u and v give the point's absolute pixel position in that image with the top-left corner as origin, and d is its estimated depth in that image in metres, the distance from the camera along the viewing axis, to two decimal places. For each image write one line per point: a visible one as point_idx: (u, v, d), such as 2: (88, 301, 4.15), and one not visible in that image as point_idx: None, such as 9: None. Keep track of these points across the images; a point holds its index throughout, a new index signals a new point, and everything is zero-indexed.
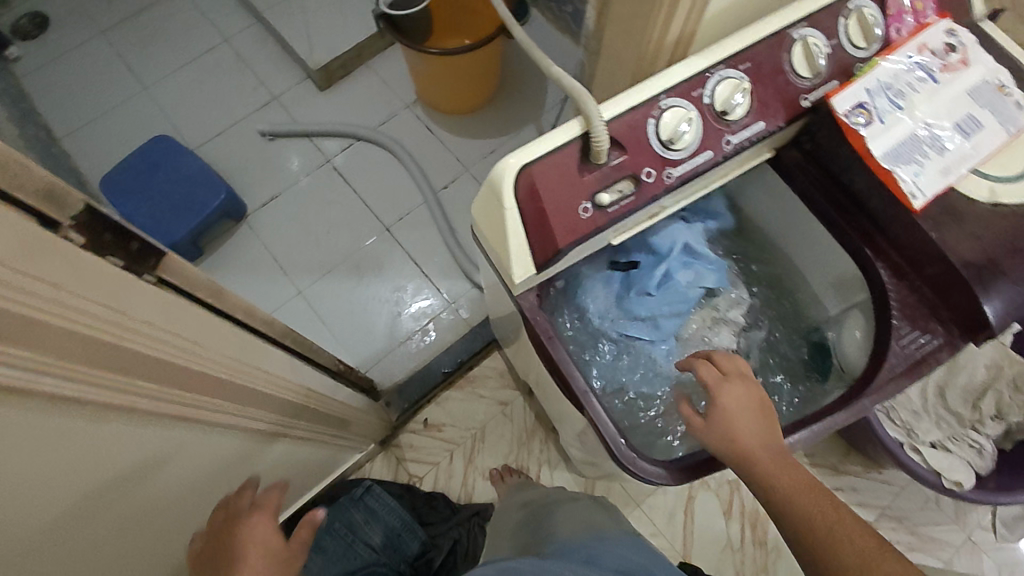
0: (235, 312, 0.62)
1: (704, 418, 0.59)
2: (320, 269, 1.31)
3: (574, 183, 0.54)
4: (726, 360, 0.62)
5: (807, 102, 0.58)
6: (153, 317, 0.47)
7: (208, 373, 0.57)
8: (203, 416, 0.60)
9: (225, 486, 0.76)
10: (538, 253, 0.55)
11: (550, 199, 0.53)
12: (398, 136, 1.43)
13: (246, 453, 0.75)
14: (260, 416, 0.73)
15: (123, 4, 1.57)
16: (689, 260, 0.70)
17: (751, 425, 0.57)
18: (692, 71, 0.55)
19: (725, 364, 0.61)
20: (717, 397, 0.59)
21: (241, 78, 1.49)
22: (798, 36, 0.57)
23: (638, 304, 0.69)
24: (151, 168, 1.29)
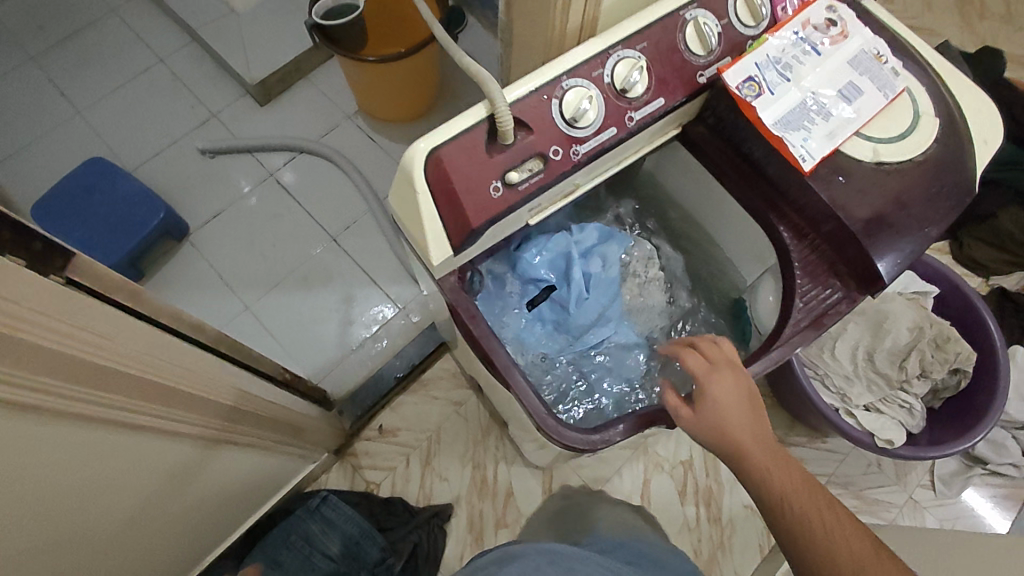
0: (162, 317, 0.63)
1: (693, 410, 0.62)
2: (265, 283, 1.30)
3: (486, 165, 0.55)
4: (711, 348, 0.65)
5: (703, 78, 0.61)
6: (56, 312, 0.47)
7: (132, 374, 0.57)
8: (126, 420, 0.60)
9: (164, 498, 0.75)
10: (455, 234, 0.56)
11: (462, 182, 0.55)
12: (340, 147, 1.44)
13: (188, 461, 0.74)
14: (199, 421, 0.72)
15: (52, 29, 1.54)
16: (587, 250, 0.74)
17: (740, 414, 0.60)
18: (592, 52, 0.58)
19: (711, 353, 0.64)
20: (705, 389, 0.61)
21: (178, 97, 1.48)
22: (690, 17, 0.60)
23: (577, 314, 0.73)
24: (86, 191, 1.27)
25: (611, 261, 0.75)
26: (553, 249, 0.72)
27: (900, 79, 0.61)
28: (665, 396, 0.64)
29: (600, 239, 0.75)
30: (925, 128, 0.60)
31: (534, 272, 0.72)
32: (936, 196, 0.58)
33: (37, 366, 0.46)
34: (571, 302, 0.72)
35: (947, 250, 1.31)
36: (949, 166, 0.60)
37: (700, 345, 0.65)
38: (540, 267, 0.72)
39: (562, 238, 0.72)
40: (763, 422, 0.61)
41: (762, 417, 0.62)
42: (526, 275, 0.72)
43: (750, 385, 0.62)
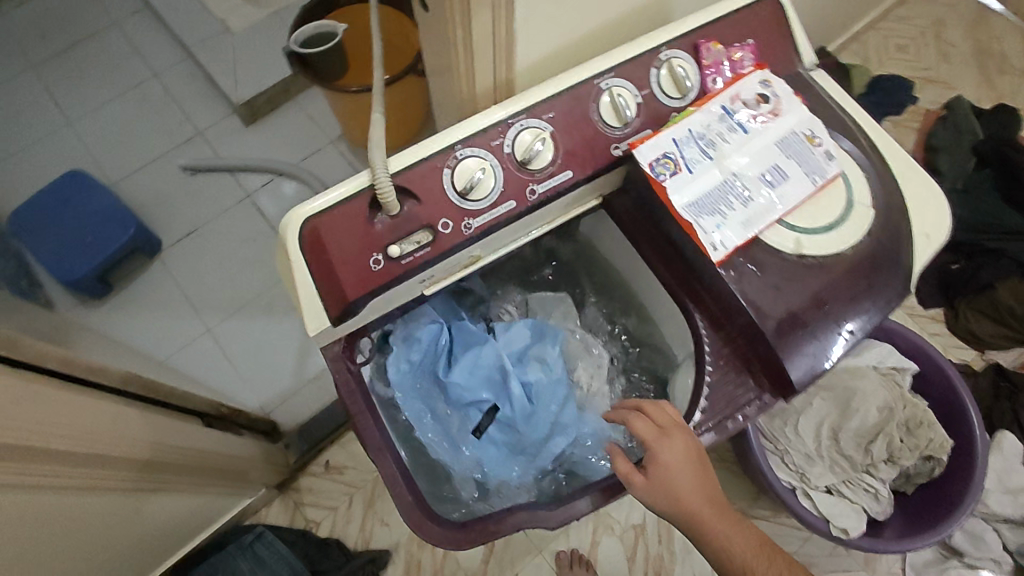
0: (46, 361, 0.64)
1: (646, 477, 0.54)
2: (228, 306, 1.29)
3: (369, 239, 0.52)
4: (657, 410, 0.56)
5: (618, 151, 0.57)
6: None
7: (13, 440, 0.55)
8: (13, 480, 0.57)
9: (92, 552, 0.72)
10: (331, 305, 0.52)
11: (346, 250, 0.52)
12: (319, 172, 1.43)
13: (97, 513, 0.71)
14: (118, 473, 0.72)
15: (55, 39, 1.57)
16: (520, 354, 0.63)
17: (696, 479, 0.53)
18: (492, 121, 0.54)
19: (659, 417, 0.55)
20: (658, 456, 0.53)
21: (167, 113, 1.49)
22: (605, 86, 0.56)
23: (527, 430, 0.61)
24: (61, 204, 1.28)
25: (551, 362, 0.64)
26: (481, 361, 0.61)
27: (833, 164, 0.55)
28: (613, 462, 0.55)
29: (531, 340, 0.65)
30: (858, 219, 0.54)
31: (468, 394, 0.60)
32: (862, 297, 0.53)
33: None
34: (519, 419, 0.60)
35: (941, 318, 1.22)
36: (881, 265, 0.54)
37: (644, 408, 0.57)
38: (472, 387, 0.60)
39: (486, 341, 0.62)
40: (711, 477, 0.55)
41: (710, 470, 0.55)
42: (460, 400, 0.60)
43: (698, 442, 0.55)
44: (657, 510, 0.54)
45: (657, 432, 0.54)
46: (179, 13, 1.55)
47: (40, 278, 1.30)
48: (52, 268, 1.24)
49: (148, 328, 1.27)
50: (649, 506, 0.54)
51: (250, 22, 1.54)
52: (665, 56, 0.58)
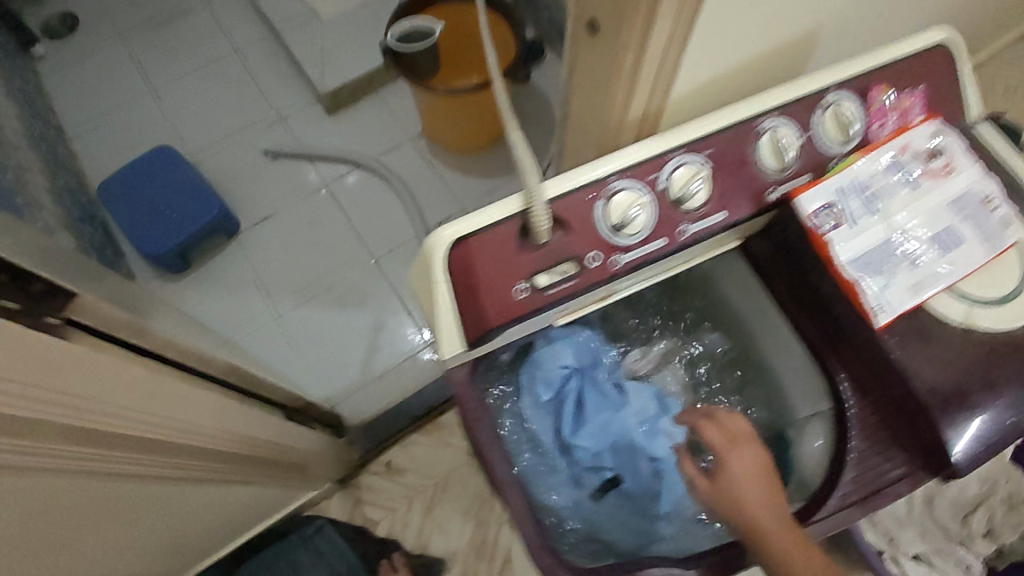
0: (168, 353, 0.62)
1: (712, 481, 0.54)
2: (301, 295, 1.30)
3: (514, 267, 0.50)
4: (729, 420, 0.56)
5: (773, 196, 0.54)
6: (58, 376, 0.44)
7: (130, 435, 0.55)
8: (121, 470, 0.56)
9: (159, 526, 0.72)
10: (470, 334, 0.51)
11: (490, 276, 0.50)
12: (399, 168, 1.42)
13: (177, 497, 0.70)
14: (208, 465, 0.72)
15: (144, 7, 1.56)
16: (650, 422, 0.61)
17: (760, 489, 0.52)
18: (650, 153, 0.52)
19: (731, 427, 0.55)
20: (727, 463, 0.53)
21: (251, 95, 1.49)
22: (768, 126, 0.54)
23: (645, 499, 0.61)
24: (148, 178, 1.29)
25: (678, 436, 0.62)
26: (610, 427, 0.61)
27: (1010, 230, 0.52)
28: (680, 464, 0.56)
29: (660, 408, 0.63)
30: None
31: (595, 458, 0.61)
32: None
33: (39, 434, 0.44)
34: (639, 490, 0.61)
35: None
36: None
37: (716, 413, 0.57)
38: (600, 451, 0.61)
39: (618, 406, 0.61)
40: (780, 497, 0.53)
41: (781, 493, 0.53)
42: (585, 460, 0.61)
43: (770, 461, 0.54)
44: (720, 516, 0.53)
45: (727, 439, 0.55)
46: None
47: (122, 248, 1.31)
48: (136, 240, 1.26)
49: (220, 309, 1.29)
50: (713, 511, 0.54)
51: (339, 7, 1.51)
52: (831, 98, 0.55)
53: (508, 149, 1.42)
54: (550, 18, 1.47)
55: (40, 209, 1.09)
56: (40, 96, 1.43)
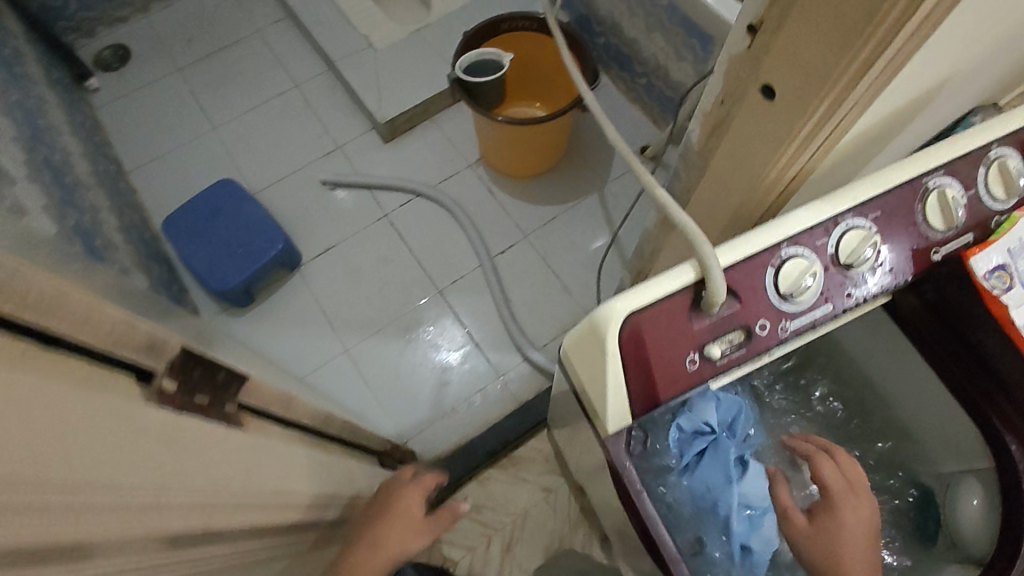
0: (295, 417, 0.62)
1: (809, 521, 0.54)
2: (368, 328, 1.29)
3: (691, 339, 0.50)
4: (850, 466, 0.57)
5: (937, 255, 0.54)
6: (229, 465, 0.45)
7: (280, 516, 0.54)
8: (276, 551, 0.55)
9: None
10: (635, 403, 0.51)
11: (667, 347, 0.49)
12: (457, 196, 1.40)
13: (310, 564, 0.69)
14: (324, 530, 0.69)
15: (199, 43, 1.60)
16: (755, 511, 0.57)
17: (860, 533, 0.52)
18: (820, 218, 0.51)
19: (851, 473, 0.56)
20: (837, 505, 0.54)
21: (307, 124, 1.50)
22: (934, 185, 0.52)
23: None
24: (213, 213, 1.29)
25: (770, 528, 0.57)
26: (714, 497, 0.54)
27: None
28: (777, 494, 0.57)
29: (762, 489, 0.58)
30: None
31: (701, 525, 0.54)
32: None
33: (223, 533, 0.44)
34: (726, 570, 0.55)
35: None
36: None
37: (836, 455, 0.58)
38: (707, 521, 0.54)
39: (731, 482, 0.54)
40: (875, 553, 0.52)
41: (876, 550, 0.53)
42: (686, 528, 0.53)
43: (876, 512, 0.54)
44: (801, 555, 0.53)
45: (845, 482, 0.55)
46: (323, 26, 1.56)
47: (185, 284, 1.30)
48: (200, 276, 1.25)
49: (285, 345, 1.27)
50: (794, 548, 0.54)
51: (392, 39, 1.54)
52: (995, 153, 0.54)
53: (567, 176, 1.42)
54: (606, 45, 1.48)
55: (116, 248, 1.08)
56: (99, 131, 1.43)
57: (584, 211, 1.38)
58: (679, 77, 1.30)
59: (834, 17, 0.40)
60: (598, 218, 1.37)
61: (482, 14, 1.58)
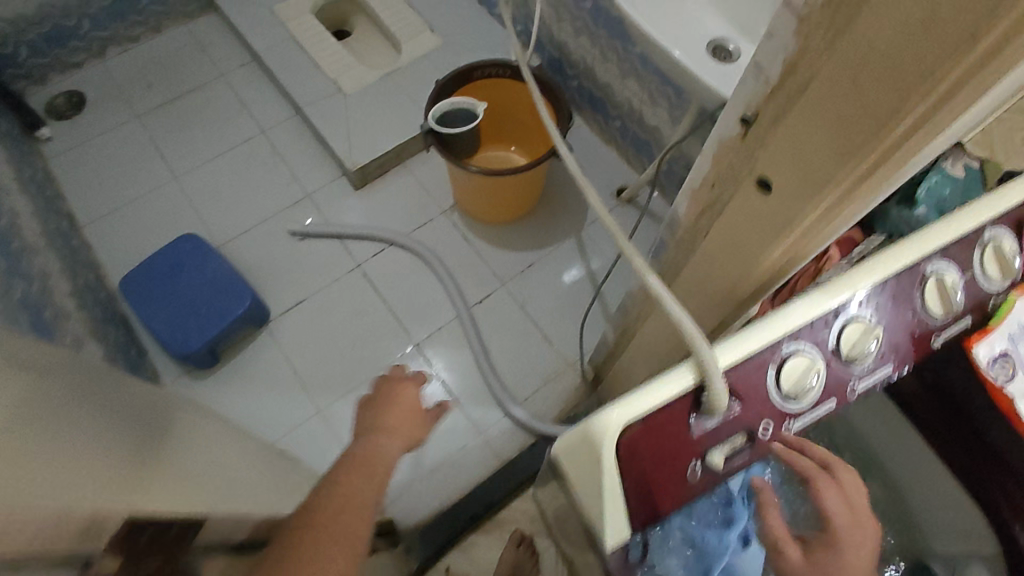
0: (234, 534, 0.56)
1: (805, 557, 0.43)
2: (343, 388, 1.24)
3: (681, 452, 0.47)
4: (852, 487, 0.45)
5: (937, 342, 0.52)
6: None
7: None
8: None
9: None
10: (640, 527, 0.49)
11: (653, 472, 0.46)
12: (431, 246, 1.37)
13: None
14: None
15: (160, 89, 1.55)
16: None
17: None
18: (820, 311, 0.48)
19: (858, 500, 0.45)
20: (841, 545, 0.43)
21: (274, 173, 1.46)
22: (932, 270, 0.50)
23: None
24: (174, 271, 1.23)
25: None
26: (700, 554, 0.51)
27: None
28: (767, 521, 0.44)
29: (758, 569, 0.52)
30: None
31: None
32: None
33: None
34: None
35: None
36: None
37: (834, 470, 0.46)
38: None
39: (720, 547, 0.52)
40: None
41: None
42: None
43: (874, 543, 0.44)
44: None
45: (850, 513, 0.44)
46: (290, 71, 1.53)
47: (145, 345, 1.24)
48: (163, 339, 1.19)
49: (255, 409, 1.21)
50: None
51: (362, 84, 1.52)
52: (987, 235, 0.52)
53: (543, 221, 1.40)
54: (579, 88, 1.48)
55: (67, 315, 1.01)
56: (50, 184, 1.37)
57: (561, 257, 1.37)
58: (654, 121, 1.30)
59: (838, 123, 0.37)
60: (576, 264, 1.36)
61: (453, 57, 1.57)
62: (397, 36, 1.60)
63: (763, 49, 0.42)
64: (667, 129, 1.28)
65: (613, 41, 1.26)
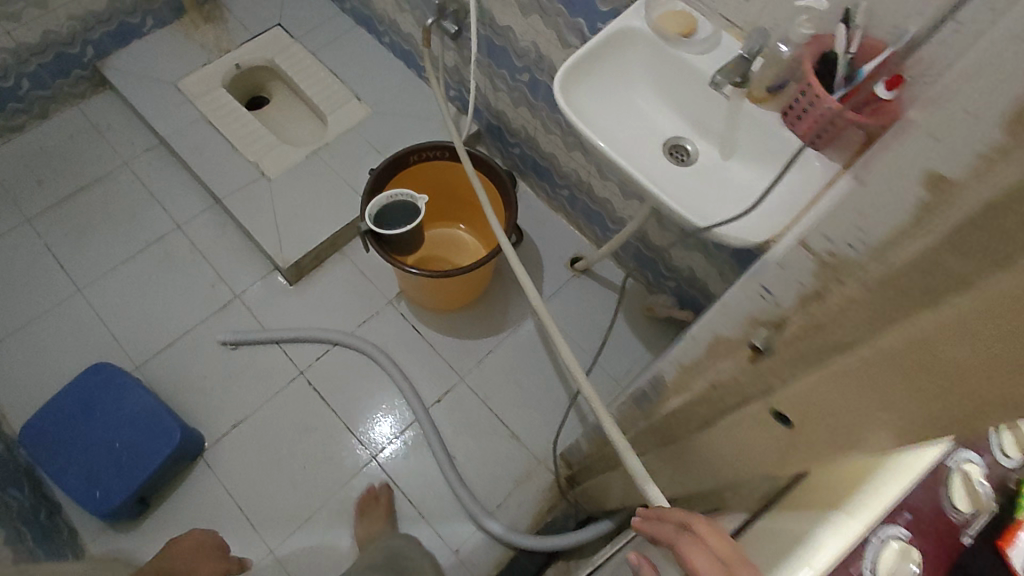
0: None
1: None
2: (297, 518, 1.14)
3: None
4: (716, 540, 0.45)
5: (969, 538, 0.46)
6: None
7: None
8: None
9: None
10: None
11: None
12: (380, 342, 1.30)
13: None
14: None
15: (53, 185, 1.39)
16: None
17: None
18: (850, 538, 0.43)
19: (722, 550, 0.44)
20: None
21: (197, 273, 1.34)
22: (955, 465, 0.46)
23: None
24: (86, 410, 1.11)
25: None
26: None
27: None
28: None
29: None
30: None
31: None
32: None
33: None
34: None
35: None
36: None
37: (697, 528, 0.47)
38: None
39: None
40: None
41: None
42: None
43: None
44: None
45: (717, 567, 0.43)
46: (205, 157, 1.41)
47: (59, 499, 1.11)
48: (82, 497, 1.06)
49: None
50: None
51: (286, 165, 1.41)
52: None
53: (497, 302, 1.35)
54: (521, 155, 1.42)
55: None
56: None
57: (518, 340, 1.32)
58: (604, 194, 1.27)
59: (886, 402, 0.33)
60: (536, 347, 1.32)
61: (383, 128, 1.48)
62: (321, 108, 1.50)
63: (770, 275, 0.37)
64: (619, 202, 1.25)
65: (555, 115, 1.21)
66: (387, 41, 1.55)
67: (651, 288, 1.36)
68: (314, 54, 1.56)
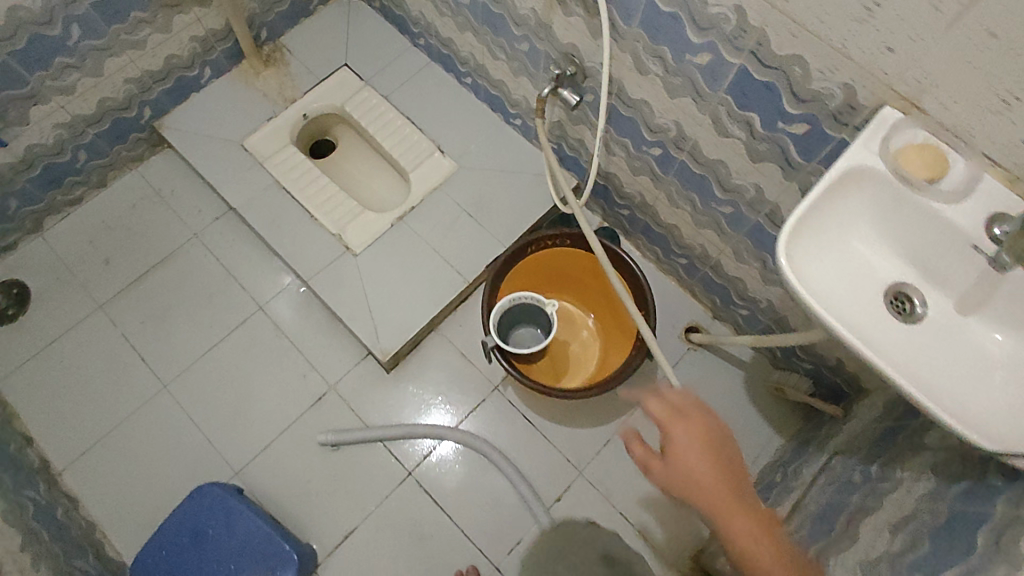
0: None
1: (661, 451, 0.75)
2: None
3: (702, 474, 0.70)
4: (671, 396, 0.78)
5: None
6: None
7: None
8: None
9: None
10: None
11: (711, 506, 0.68)
12: (491, 433, 1.21)
13: None
14: None
15: (121, 264, 1.27)
16: None
17: (693, 440, 0.73)
18: None
19: (672, 399, 0.77)
20: (671, 433, 0.75)
21: (286, 360, 1.23)
22: None
23: None
24: (195, 537, 1.03)
25: None
26: None
27: None
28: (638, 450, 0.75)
29: None
30: None
31: None
32: None
33: None
34: None
35: None
36: None
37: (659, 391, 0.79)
38: None
39: None
40: (709, 446, 0.73)
41: (709, 441, 0.74)
42: None
43: (699, 418, 0.75)
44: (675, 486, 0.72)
45: (670, 409, 0.76)
46: (282, 230, 1.27)
47: None
48: None
49: None
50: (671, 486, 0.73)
51: (372, 236, 1.28)
52: None
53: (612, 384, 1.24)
54: (630, 216, 1.28)
55: None
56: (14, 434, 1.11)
57: (638, 427, 1.22)
58: (737, 273, 1.14)
59: None
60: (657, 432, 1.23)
61: (473, 186, 1.33)
62: (403, 164, 1.35)
63: None
64: (756, 284, 1.12)
65: (688, 191, 1.07)
66: (468, 82, 1.39)
67: (776, 363, 1.25)
68: (387, 98, 1.40)
